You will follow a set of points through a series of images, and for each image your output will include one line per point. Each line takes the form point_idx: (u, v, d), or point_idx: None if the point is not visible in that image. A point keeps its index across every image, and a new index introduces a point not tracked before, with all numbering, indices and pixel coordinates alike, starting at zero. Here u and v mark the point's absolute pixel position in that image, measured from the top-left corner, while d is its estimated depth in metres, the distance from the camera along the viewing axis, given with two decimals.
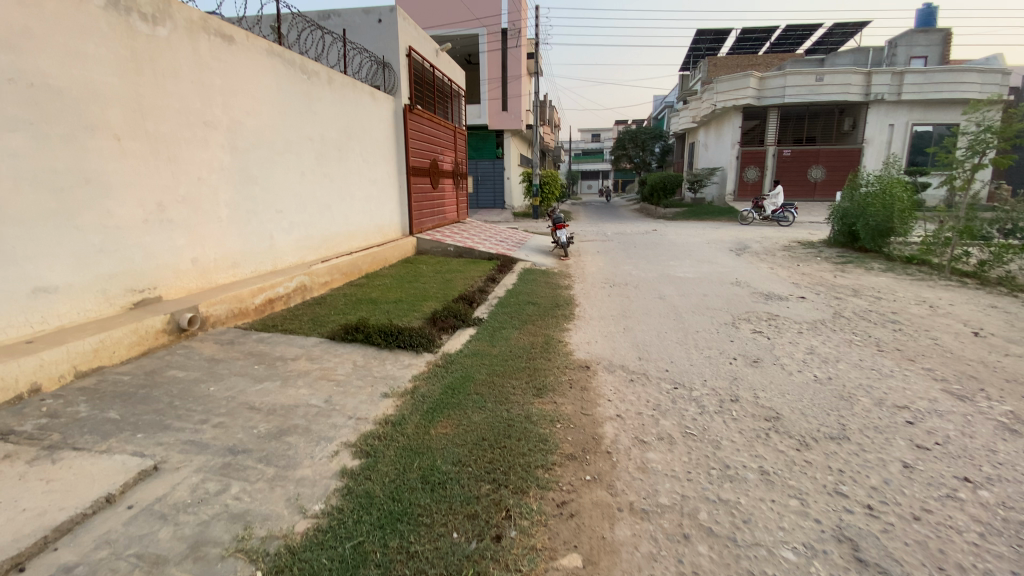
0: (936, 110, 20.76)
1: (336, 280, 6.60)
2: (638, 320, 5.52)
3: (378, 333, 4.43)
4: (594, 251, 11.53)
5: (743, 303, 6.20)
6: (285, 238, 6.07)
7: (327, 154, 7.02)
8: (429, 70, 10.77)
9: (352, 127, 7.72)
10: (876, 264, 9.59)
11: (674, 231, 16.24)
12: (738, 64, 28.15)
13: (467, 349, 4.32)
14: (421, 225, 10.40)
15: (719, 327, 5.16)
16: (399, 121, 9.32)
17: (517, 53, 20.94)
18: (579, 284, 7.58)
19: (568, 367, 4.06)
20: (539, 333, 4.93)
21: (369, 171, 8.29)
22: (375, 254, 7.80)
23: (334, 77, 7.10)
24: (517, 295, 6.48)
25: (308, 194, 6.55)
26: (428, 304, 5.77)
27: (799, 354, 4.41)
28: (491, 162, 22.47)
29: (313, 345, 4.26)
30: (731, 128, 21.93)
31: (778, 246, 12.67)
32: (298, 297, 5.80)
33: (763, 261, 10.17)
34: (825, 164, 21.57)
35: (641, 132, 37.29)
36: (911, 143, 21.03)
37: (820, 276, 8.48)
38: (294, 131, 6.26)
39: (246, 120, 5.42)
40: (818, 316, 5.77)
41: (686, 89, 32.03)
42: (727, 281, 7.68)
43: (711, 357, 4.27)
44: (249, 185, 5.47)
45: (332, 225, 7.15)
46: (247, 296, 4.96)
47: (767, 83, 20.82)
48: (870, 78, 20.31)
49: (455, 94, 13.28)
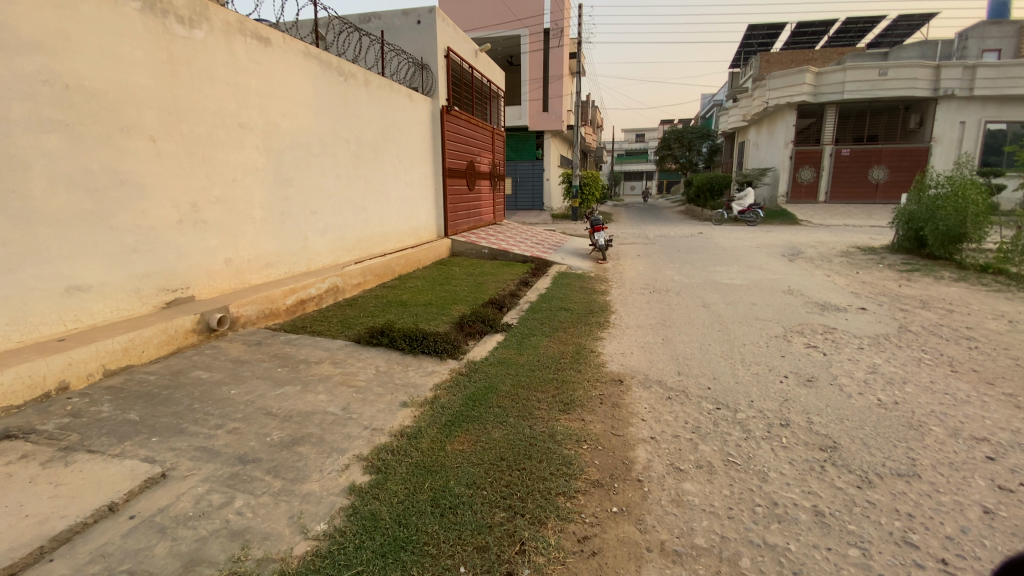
0: (1016, 105, 18.96)
1: (369, 282, 6.58)
2: (678, 330, 5.17)
3: (403, 337, 4.30)
4: (634, 255, 11.11)
5: (796, 314, 5.73)
6: (319, 240, 6.09)
7: (362, 155, 7.02)
8: (467, 71, 10.71)
9: (388, 128, 7.71)
10: (946, 273, 8.74)
11: (720, 235, 15.51)
12: (793, 59, 26.78)
13: (493, 357, 4.13)
14: (457, 227, 10.33)
15: (768, 341, 4.75)
16: (435, 122, 9.28)
17: (558, 54, 20.69)
18: (616, 289, 7.26)
19: (600, 380, 3.80)
20: (571, 342, 4.68)
21: (405, 173, 8.27)
22: (409, 256, 7.76)
23: (370, 79, 7.11)
24: (549, 301, 6.23)
25: (343, 196, 6.56)
26: (457, 309, 5.62)
27: (860, 374, 3.96)
28: (531, 164, 22.31)
29: (338, 348, 4.18)
30: (784, 127, 20.85)
31: (834, 251, 11.83)
32: (330, 299, 5.79)
33: (817, 268, 9.47)
34: (888, 164, 20.14)
35: (687, 132, 36.22)
36: (984, 142, 19.33)
37: (882, 285, 7.79)
38: (330, 133, 6.28)
39: (281, 122, 5.45)
40: (881, 330, 5.23)
41: (736, 87, 30.78)
42: (777, 289, 7.15)
43: (758, 374, 3.90)
44: (283, 186, 5.49)
45: (367, 226, 7.15)
46: (278, 297, 4.97)
47: (824, 79, 19.66)
48: (939, 73, 18.83)
49: (494, 95, 13.19)
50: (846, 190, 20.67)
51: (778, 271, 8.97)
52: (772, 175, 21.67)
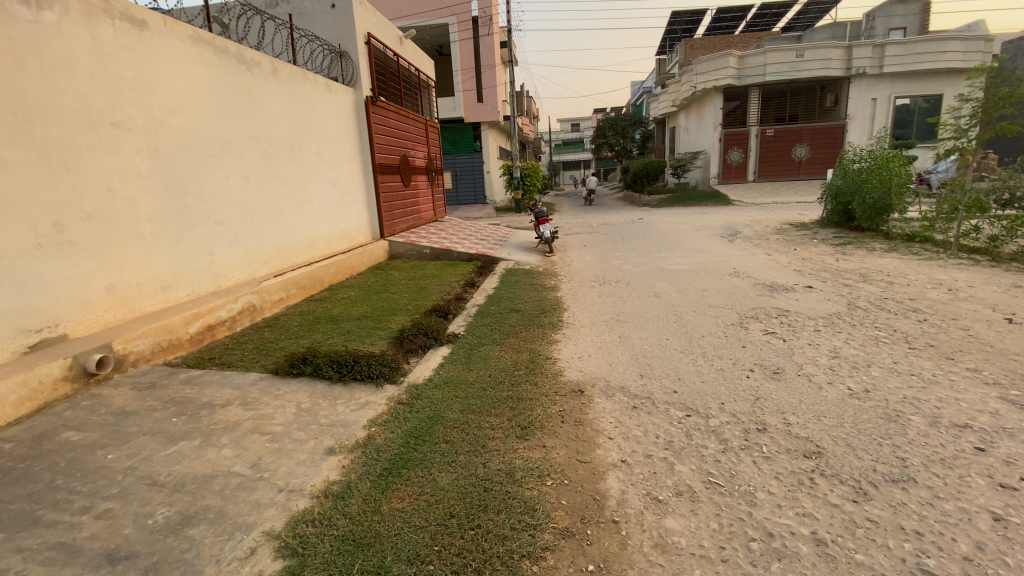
0: (919, 82, 20.42)
1: (292, 296, 5.87)
2: (634, 324, 4.86)
3: (331, 364, 3.71)
4: (581, 246, 10.87)
5: (748, 298, 5.59)
6: (228, 253, 5.32)
7: (275, 155, 6.24)
8: (392, 59, 9.98)
9: (305, 123, 6.94)
10: (877, 244, 9.07)
11: (661, 219, 15.63)
12: (716, 44, 27.59)
13: (438, 377, 3.63)
14: (394, 227, 9.65)
15: (726, 330, 4.53)
16: (360, 115, 8.55)
17: (489, 42, 20.13)
18: (565, 284, 6.91)
19: (557, 393, 3.40)
20: (524, 349, 4.25)
21: (328, 172, 7.52)
22: (338, 263, 7.07)
23: (278, 68, 6.33)
24: (497, 302, 5.78)
25: (254, 201, 5.78)
26: (396, 321, 5.07)
27: (825, 360, 3.78)
28: (469, 156, 21.66)
29: (252, 385, 3.54)
30: (713, 110, 21.39)
31: (770, 229, 12.14)
32: (245, 321, 5.06)
33: (758, 247, 9.57)
34: (809, 142, 21.15)
35: (619, 120, 36.54)
36: (894, 116, 20.67)
37: (822, 261, 7.91)
38: (232, 130, 5.48)
39: (168, 119, 4.64)
40: (832, 309, 5.17)
41: (664, 73, 31.41)
42: (725, 272, 7.06)
43: (725, 370, 3.62)
44: (177, 194, 4.69)
45: (287, 233, 6.39)
46: (178, 326, 4.22)
47: (748, 62, 20.27)
48: (851, 53, 19.88)
49: (424, 85, 12.49)
50: (773, 169, 21.52)
51: (722, 252, 8.97)
52: (705, 157, 22.21)
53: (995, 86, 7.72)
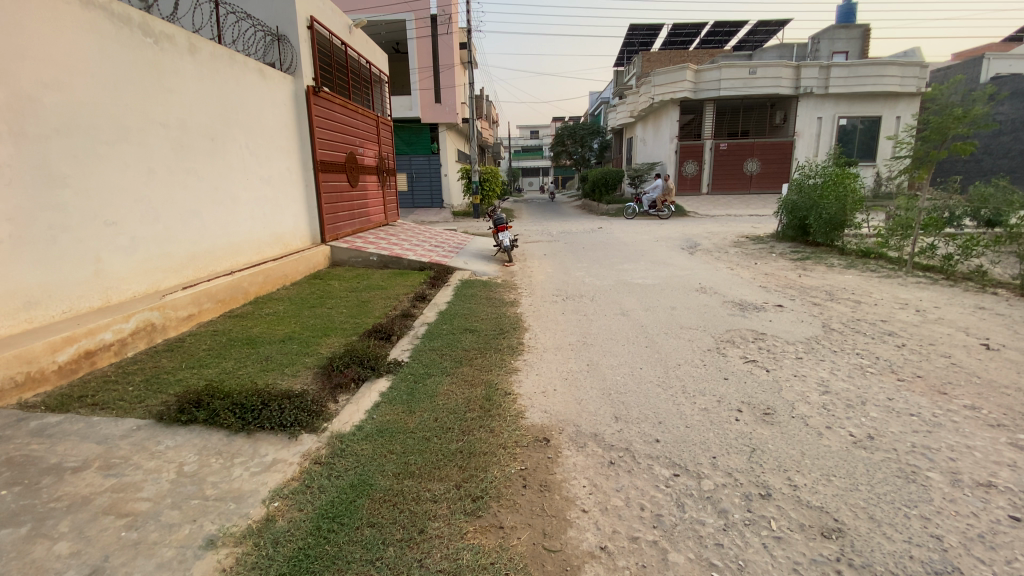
0: (861, 103, 21.32)
1: (205, 311, 4.99)
2: (602, 349, 4.31)
3: (234, 408, 2.94)
4: (541, 255, 10.34)
5: (720, 317, 5.18)
6: (124, 262, 4.40)
7: (191, 145, 5.33)
8: (339, 48, 9.15)
9: (230, 111, 6.04)
10: (833, 260, 9.03)
11: (621, 228, 15.38)
12: (672, 58, 28.11)
13: (370, 424, 2.95)
14: (338, 231, 8.78)
15: (704, 356, 4.06)
16: (299, 106, 7.67)
17: (448, 41, 19.43)
18: (524, 298, 6.32)
19: (516, 443, 2.79)
20: (478, 381, 3.61)
21: (258, 167, 6.62)
22: (267, 272, 6.19)
23: (197, 45, 5.42)
24: (449, 320, 5.11)
25: (160, 199, 4.86)
26: (327, 344, 4.31)
27: (816, 397, 3.34)
28: (425, 158, 20.85)
29: (122, 438, 2.72)
30: (669, 122, 21.59)
31: (728, 241, 12.06)
32: (140, 344, 4.16)
33: (719, 260, 9.36)
34: (759, 157, 21.65)
35: (578, 128, 36.60)
36: (838, 135, 21.53)
37: (785, 276, 7.72)
38: (134, 113, 4.56)
39: (44, 95, 3.67)
40: (809, 331, 4.83)
41: (622, 84, 31.72)
42: (691, 289, 6.68)
43: (711, 411, 3.12)
44: (53, 189, 3.74)
45: (203, 237, 5.48)
46: (41, 354, 3.30)
47: (704, 76, 20.54)
48: (799, 72, 20.56)
49: (376, 80, 11.67)
50: (726, 182, 21.92)
51: (686, 266, 8.65)
52: (661, 168, 22.33)
53: (950, 107, 7.89)
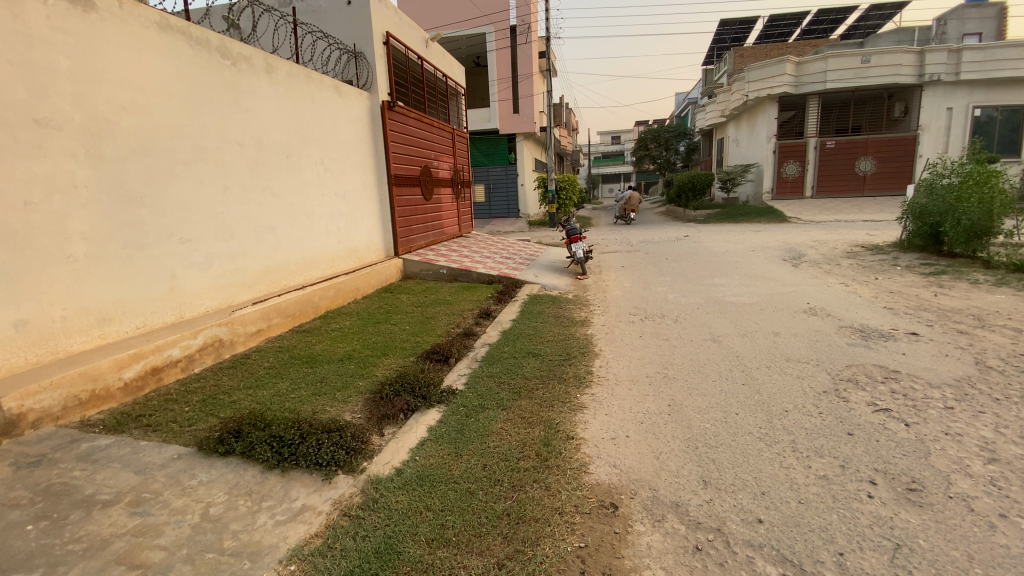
0: (1003, 89, 18.24)
1: (274, 326, 5.02)
2: (688, 384, 3.67)
3: (271, 439, 2.73)
4: (619, 267, 9.67)
5: (836, 348, 4.31)
6: (198, 277, 4.51)
7: (267, 163, 5.45)
8: (414, 62, 9.22)
9: (306, 128, 6.15)
10: (978, 275, 7.49)
11: (709, 237, 14.19)
12: (767, 53, 26.03)
13: (411, 469, 2.60)
14: (411, 244, 8.77)
15: (818, 400, 3.30)
16: (374, 121, 7.75)
17: (527, 51, 19.31)
18: (596, 317, 5.79)
19: (575, 509, 2.30)
20: (537, 419, 3.16)
21: (333, 182, 6.70)
22: (338, 286, 6.20)
23: (273, 65, 5.57)
24: (511, 342, 4.71)
25: (235, 216, 4.98)
26: (383, 366, 4.08)
27: (982, 468, 2.51)
28: (504, 169, 20.85)
29: (160, 469, 2.62)
30: (765, 120, 19.81)
31: (838, 251, 10.58)
32: (208, 360, 4.20)
33: (829, 274, 8.14)
34: (874, 155, 19.15)
35: (662, 132, 35.01)
36: (973, 127, 18.52)
37: (914, 295, 6.46)
38: (210, 133, 4.70)
39: (120, 118, 3.84)
40: (958, 369, 3.82)
41: (710, 84, 29.90)
42: (795, 310, 5.76)
43: (831, 481, 2.42)
44: (128, 208, 3.89)
45: (276, 252, 5.56)
46: (107, 371, 3.37)
47: (805, 69, 18.64)
48: (923, 58, 17.94)
49: (453, 92, 11.71)
50: (833, 184, 19.61)
51: (787, 281, 7.59)
52: (756, 170, 20.49)
53: None
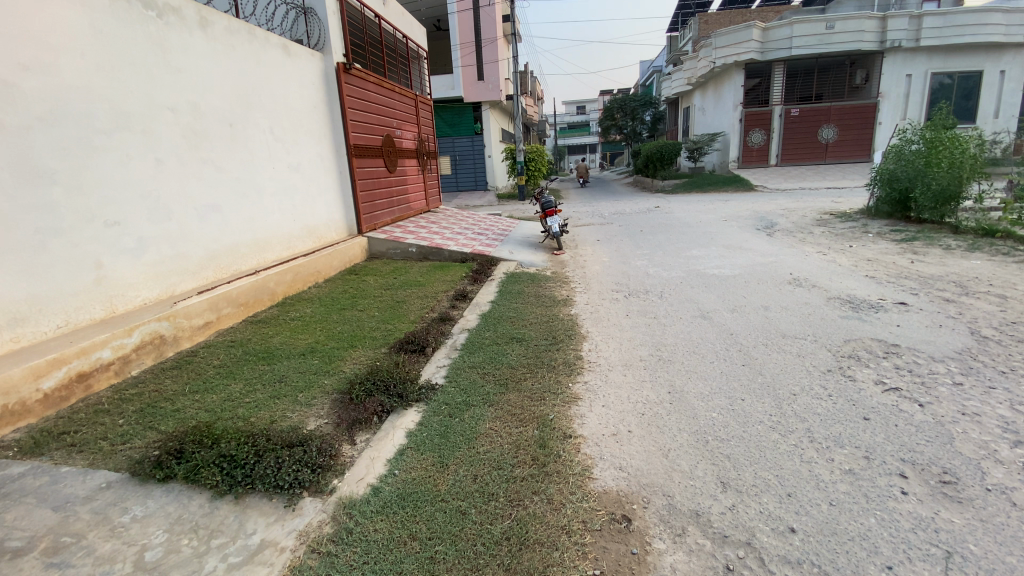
0: (959, 56, 18.60)
1: (225, 317, 4.49)
2: (686, 367, 3.43)
3: (221, 459, 2.30)
4: (595, 241, 9.37)
5: (830, 322, 4.15)
6: (130, 266, 3.92)
7: (207, 133, 4.80)
8: (371, 21, 8.45)
9: (250, 92, 5.47)
10: (948, 240, 7.56)
11: (680, 207, 14.06)
12: (732, 19, 25.76)
13: (390, 487, 2.24)
14: (376, 220, 8.21)
15: (825, 381, 3.10)
16: (328, 85, 7.05)
17: (491, 14, 18.38)
18: (578, 296, 5.48)
19: (584, 527, 2.01)
20: (529, 415, 2.84)
21: (285, 154, 6.06)
22: (297, 270, 5.66)
23: (208, 17, 4.85)
24: (492, 326, 4.35)
25: (172, 194, 4.37)
26: (351, 360, 3.67)
27: (1010, 452, 2.35)
28: (469, 140, 20.09)
29: (84, 503, 2.16)
30: (732, 88, 19.66)
31: (809, 219, 10.59)
32: (148, 360, 3.68)
33: (804, 243, 8.07)
34: (837, 122, 19.36)
35: (628, 100, 34.56)
36: (930, 94, 18.89)
37: (893, 263, 6.42)
38: (134, 96, 4.04)
39: (20, 78, 3.18)
40: (956, 341, 3.68)
41: (676, 51, 29.51)
42: (781, 282, 5.60)
43: (860, 477, 2.21)
44: (38, 187, 3.27)
45: (223, 233, 4.97)
46: (20, 382, 2.83)
47: (772, 35, 18.47)
48: (885, 23, 18.02)
49: (414, 56, 10.93)
50: (798, 152, 19.80)
51: (765, 251, 7.46)
52: (723, 139, 20.44)
53: None
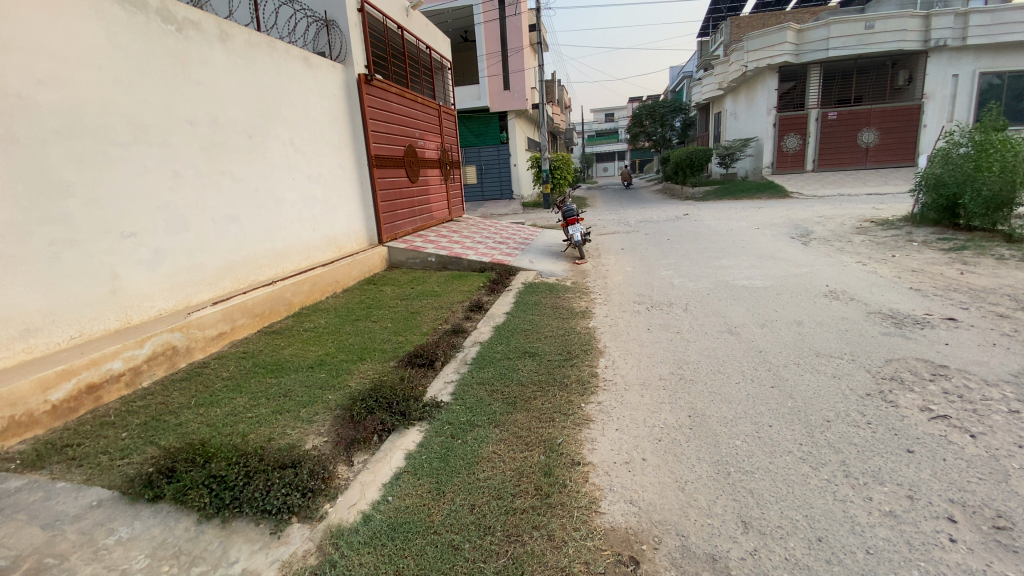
0: (1010, 54, 17.57)
1: (239, 328, 4.49)
2: (709, 388, 3.20)
3: (210, 480, 2.22)
4: (619, 250, 9.12)
5: (870, 340, 3.82)
6: (146, 277, 3.96)
7: (225, 144, 4.85)
8: (393, 32, 8.51)
9: (270, 104, 5.53)
10: (1002, 250, 7.00)
11: (710, 215, 13.63)
12: (764, 22, 25.12)
13: (382, 516, 2.10)
14: (396, 230, 8.20)
15: (864, 407, 2.82)
16: (349, 96, 7.10)
17: (516, 23, 18.43)
18: (597, 308, 5.27)
19: (586, 569, 1.82)
20: (535, 438, 2.67)
21: (306, 165, 6.11)
22: (315, 280, 5.66)
23: (227, 31, 4.92)
24: (505, 339, 4.21)
25: (190, 206, 4.41)
26: (358, 374, 3.58)
27: None
28: (495, 149, 20.11)
29: (72, 522, 2.12)
30: (764, 92, 19.08)
31: (848, 227, 10.05)
32: (160, 371, 3.69)
33: (842, 252, 7.64)
34: (877, 125, 18.50)
35: (657, 107, 34.06)
36: (979, 95, 17.85)
37: (940, 274, 5.97)
38: (152, 109, 4.10)
39: (37, 93, 3.24)
40: (1012, 362, 3.32)
41: (707, 56, 28.94)
42: (815, 294, 5.26)
43: (902, 520, 1.95)
44: (54, 199, 3.32)
45: (241, 244, 4.99)
46: (28, 393, 2.85)
47: (806, 36, 17.84)
48: (929, 22, 17.12)
49: (437, 67, 10.97)
50: (836, 157, 19.02)
51: (798, 261, 7.08)
52: (756, 144, 19.84)
53: None
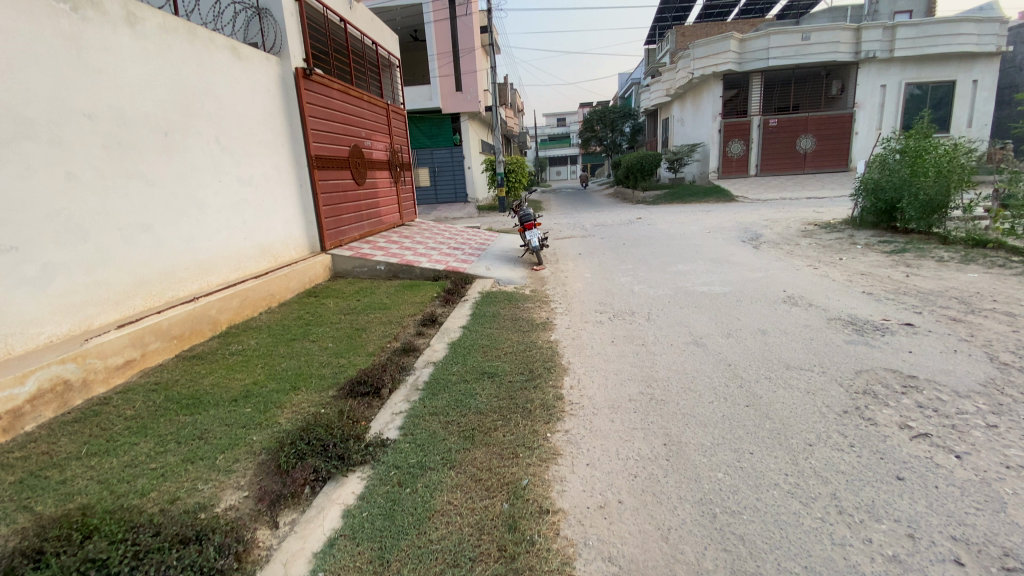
0: (930, 67, 18.86)
1: (152, 353, 3.89)
2: (682, 410, 2.96)
3: (85, 567, 1.73)
4: (577, 255, 8.91)
5: (837, 350, 3.73)
6: (30, 298, 3.32)
7: (135, 142, 4.23)
8: (335, 25, 7.96)
9: (191, 98, 4.91)
10: (941, 252, 7.29)
11: (663, 219, 13.76)
12: (707, 32, 26.01)
13: None
14: (341, 237, 7.64)
15: (845, 427, 2.66)
16: (286, 92, 6.52)
17: (467, 24, 18.08)
18: (558, 319, 5.00)
19: None
20: (497, 482, 2.32)
21: (234, 166, 5.50)
22: (246, 295, 5.07)
23: (134, 13, 4.30)
24: (461, 358, 3.84)
25: (89, 212, 3.78)
26: (291, 407, 3.12)
27: None
28: (448, 151, 19.68)
29: None
30: (710, 99, 19.63)
31: (795, 230, 10.31)
32: (48, 411, 3.08)
33: (793, 256, 7.75)
34: (815, 132, 19.40)
35: (608, 112, 34.65)
36: (904, 104, 19.08)
37: (888, 277, 6.10)
38: (40, 100, 3.47)
39: None
40: (978, 370, 3.28)
41: (654, 64, 29.65)
42: (775, 300, 5.20)
43: (908, 567, 1.76)
44: None
45: (155, 256, 4.37)
46: None
47: (748, 46, 18.48)
48: (858, 35, 18.18)
49: (385, 64, 10.44)
50: (777, 162, 19.81)
51: (754, 265, 7.10)
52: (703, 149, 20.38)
53: None
